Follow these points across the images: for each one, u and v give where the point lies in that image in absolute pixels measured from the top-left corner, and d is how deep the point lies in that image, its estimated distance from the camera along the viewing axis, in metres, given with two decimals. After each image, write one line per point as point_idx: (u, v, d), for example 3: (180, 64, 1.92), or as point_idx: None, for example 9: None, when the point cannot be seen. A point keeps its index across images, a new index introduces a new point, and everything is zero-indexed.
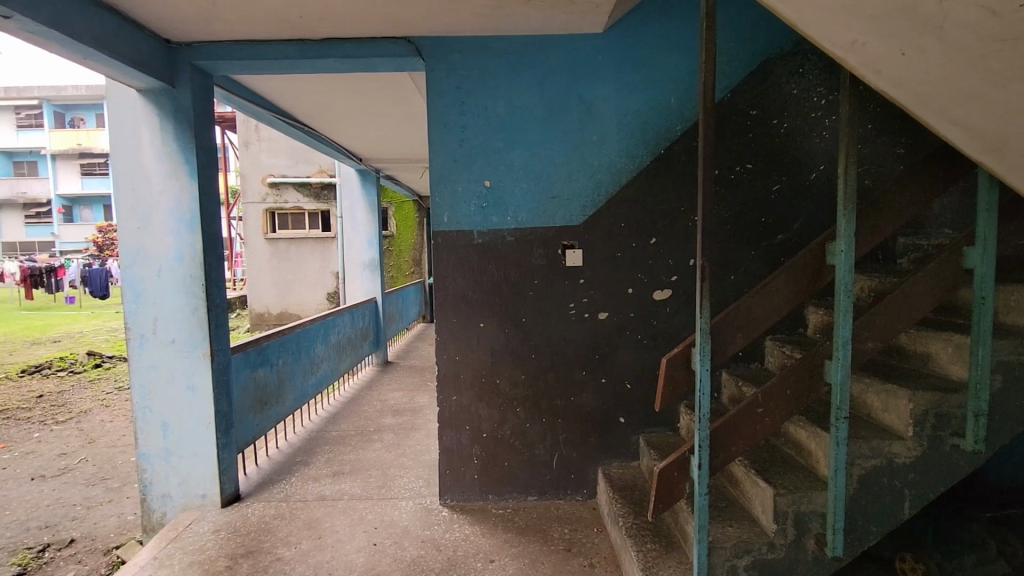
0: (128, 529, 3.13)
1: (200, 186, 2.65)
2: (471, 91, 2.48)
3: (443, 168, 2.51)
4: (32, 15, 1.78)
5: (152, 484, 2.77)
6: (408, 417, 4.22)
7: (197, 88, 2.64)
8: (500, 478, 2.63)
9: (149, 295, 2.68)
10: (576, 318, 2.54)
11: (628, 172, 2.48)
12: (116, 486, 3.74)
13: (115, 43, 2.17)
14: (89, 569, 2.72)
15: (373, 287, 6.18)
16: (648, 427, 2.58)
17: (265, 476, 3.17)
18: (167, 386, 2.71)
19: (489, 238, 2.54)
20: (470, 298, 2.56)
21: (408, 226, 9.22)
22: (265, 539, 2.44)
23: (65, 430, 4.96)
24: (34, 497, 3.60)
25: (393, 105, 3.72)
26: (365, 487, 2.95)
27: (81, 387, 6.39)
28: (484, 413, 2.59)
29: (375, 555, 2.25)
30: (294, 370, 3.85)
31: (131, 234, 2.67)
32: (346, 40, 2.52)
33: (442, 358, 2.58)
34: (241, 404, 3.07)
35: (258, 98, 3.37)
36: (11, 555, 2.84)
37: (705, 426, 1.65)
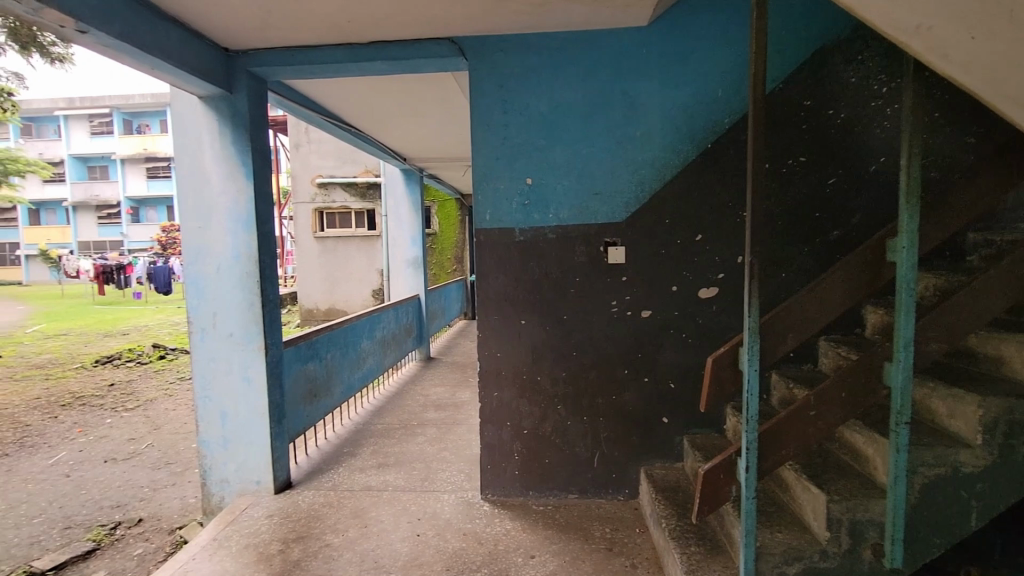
0: (190, 511, 3.33)
1: (255, 188, 2.78)
2: (513, 89, 2.49)
3: (486, 167, 2.54)
4: (106, 29, 1.92)
5: (212, 469, 2.94)
6: (450, 412, 4.29)
7: (252, 93, 2.76)
8: (540, 476, 2.64)
9: (209, 291, 2.83)
10: (619, 315, 2.52)
11: (673, 167, 2.44)
12: (180, 471, 3.98)
13: (178, 53, 2.31)
14: (155, 547, 2.91)
15: (416, 284, 6.30)
16: (692, 428, 2.53)
17: (315, 465, 3.30)
18: (226, 377, 2.86)
19: (531, 235, 2.55)
20: (511, 295, 2.58)
21: (450, 224, 9.35)
22: (315, 525, 2.54)
23: (133, 416, 5.32)
24: (108, 478, 3.88)
25: (436, 105, 3.78)
26: (408, 478, 3.03)
27: (148, 376, 6.83)
28: (525, 410, 2.61)
29: (419, 546, 2.31)
30: (341, 364, 3.98)
31: (193, 233, 2.83)
32: (391, 42, 2.59)
33: (484, 354, 2.61)
34: (293, 396, 3.21)
35: (309, 101, 3.51)
36: (88, 531, 3.08)
37: (752, 427, 1.61)
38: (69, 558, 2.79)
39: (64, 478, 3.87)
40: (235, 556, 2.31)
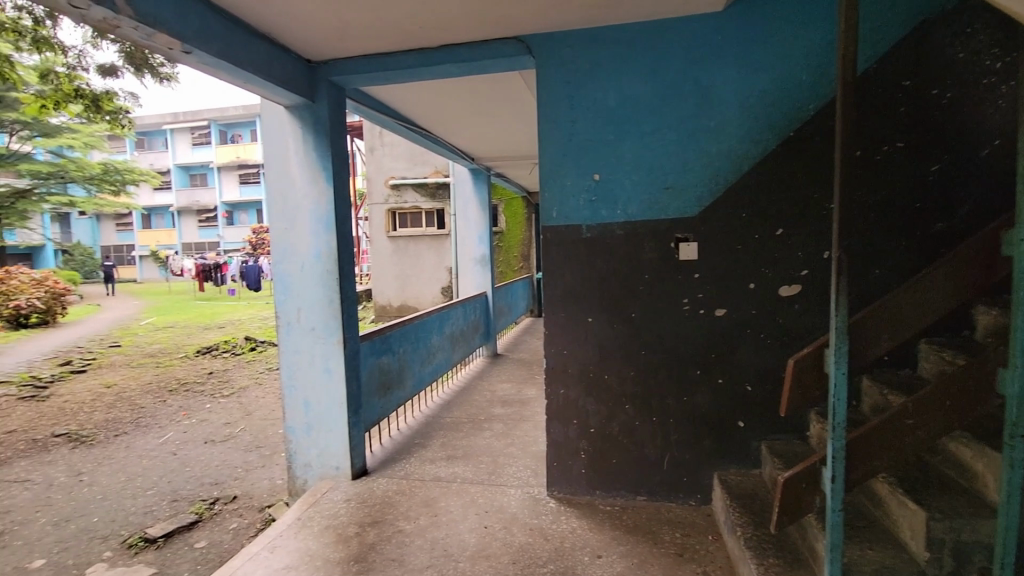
0: (277, 491, 3.59)
1: (335, 190, 2.94)
2: (580, 85, 2.48)
3: (553, 164, 2.55)
4: (206, 49, 2.10)
5: (297, 454, 3.15)
6: (517, 408, 4.33)
7: (332, 101, 2.92)
8: (607, 476, 2.61)
9: (294, 288, 3.04)
10: (690, 314, 2.43)
11: (751, 159, 2.32)
12: (268, 454, 4.31)
13: (266, 66, 2.48)
14: (248, 523, 3.17)
15: (483, 282, 6.41)
16: (770, 433, 2.39)
17: (388, 455, 3.45)
18: (309, 369, 3.06)
19: (599, 232, 2.52)
20: (577, 292, 2.57)
21: (517, 222, 9.42)
22: (388, 511, 2.66)
23: (229, 402, 5.82)
24: (208, 457, 4.28)
25: (503, 104, 3.81)
26: (475, 471, 3.10)
27: (241, 366, 7.45)
28: (591, 408, 2.59)
29: (486, 538, 2.36)
30: (413, 358, 4.13)
31: (280, 234, 3.04)
32: (461, 45, 2.65)
33: (551, 351, 2.62)
34: (368, 388, 3.37)
35: (384, 107, 3.66)
36: (191, 504, 3.41)
37: (839, 435, 1.49)
38: (176, 528, 3.10)
39: (172, 456, 4.31)
40: (317, 535, 2.47)
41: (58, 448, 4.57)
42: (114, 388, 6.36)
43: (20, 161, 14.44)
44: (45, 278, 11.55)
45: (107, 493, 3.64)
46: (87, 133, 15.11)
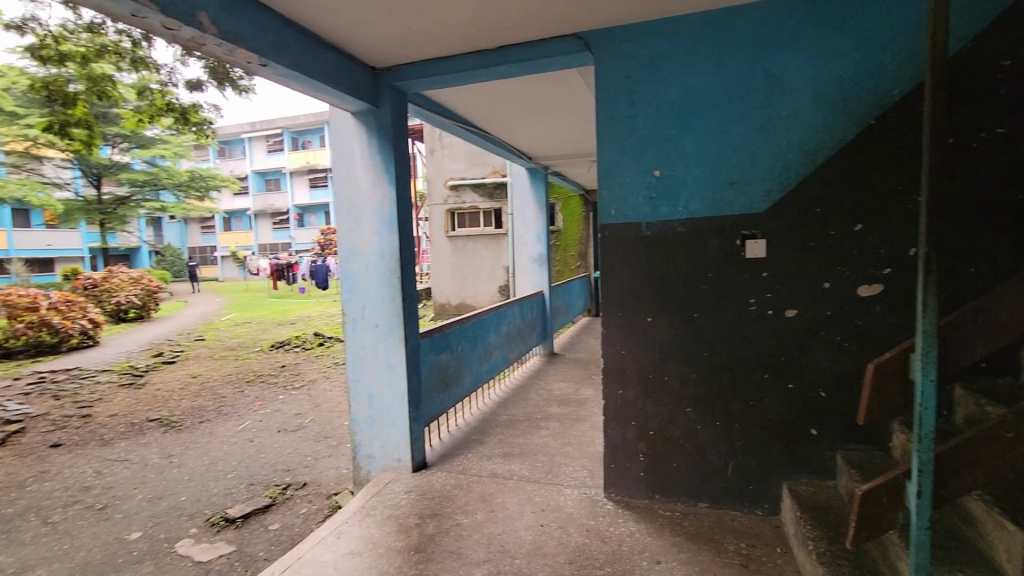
0: (343, 480, 3.77)
1: (397, 192, 3.04)
2: (640, 80, 2.43)
3: (611, 162, 2.51)
4: (281, 61, 2.24)
5: (361, 445, 3.29)
6: (574, 408, 4.31)
7: (395, 105, 3.02)
8: (667, 481, 2.54)
9: (359, 286, 3.17)
10: (757, 314, 2.32)
11: (825, 150, 2.18)
12: (335, 444, 4.53)
13: (334, 75, 2.61)
14: (317, 508, 3.35)
15: (540, 281, 6.40)
16: (846, 443, 2.24)
17: (447, 449, 3.53)
18: (373, 364, 3.19)
19: (659, 229, 2.46)
20: (636, 291, 2.52)
21: (574, 221, 9.34)
22: (447, 505, 2.72)
23: (300, 394, 6.17)
24: (282, 445, 4.55)
25: (561, 101, 3.79)
26: (532, 469, 3.11)
27: (311, 360, 7.87)
28: (651, 410, 2.53)
29: (543, 536, 2.36)
30: (471, 356, 4.20)
31: (346, 235, 3.18)
32: (518, 45, 2.66)
33: (608, 351, 2.58)
34: (428, 383, 3.47)
35: (444, 109, 3.73)
36: (267, 488, 3.65)
37: (926, 447, 1.38)
38: (253, 510, 3.32)
39: (250, 443, 4.63)
40: (380, 523, 2.57)
41: (152, 431, 5.01)
42: (199, 379, 6.90)
43: (120, 171, 15.89)
44: (141, 276, 12.60)
45: (193, 474, 3.96)
46: (176, 143, 16.81)
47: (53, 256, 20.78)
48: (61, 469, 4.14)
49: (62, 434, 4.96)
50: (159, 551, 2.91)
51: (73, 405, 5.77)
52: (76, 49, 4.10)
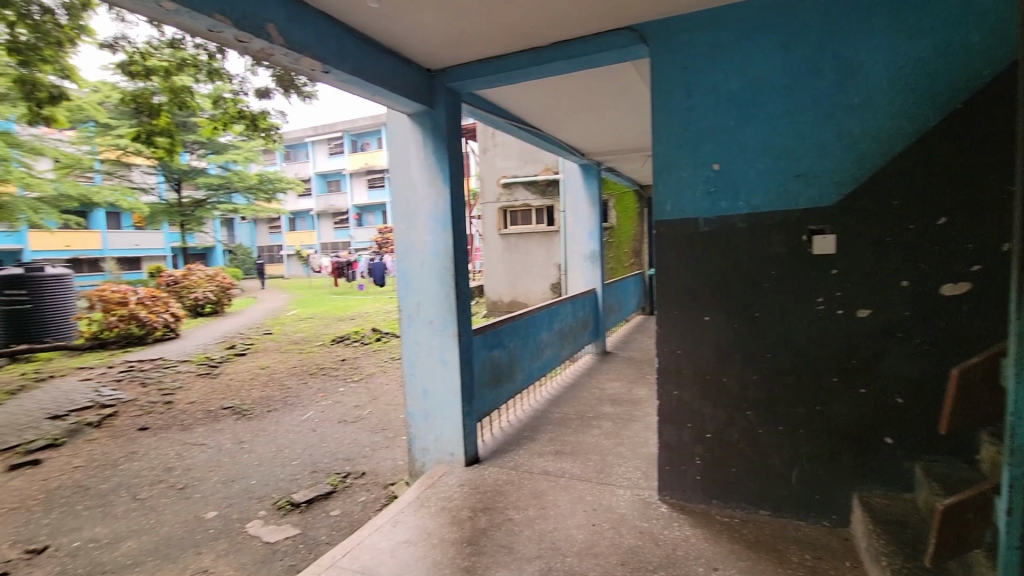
0: (399, 471, 3.89)
1: (451, 191, 3.10)
2: (698, 71, 2.35)
3: (667, 156, 2.44)
4: (342, 68, 2.33)
5: (416, 437, 3.38)
6: (627, 407, 4.24)
7: (449, 106, 3.07)
8: (725, 486, 2.45)
9: (415, 283, 3.26)
10: (824, 314, 2.20)
11: (903, 139, 2.03)
12: (392, 436, 4.68)
13: (391, 79, 2.68)
14: (374, 497, 3.48)
15: (593, 279, 6.33)
16: (925, 453, 2.08)
17: (499, 445, 3.57)
18: (427, 359, 3.27)
19: (718, 225, 2.38)
20: (692, 289, 2.44)
21: (628, 217, 9.17)
22: (498, 499, 2.75)
23: (359, 387, 6.43)
24: (342, 435, 4.76)
25: (615, 96, 3.72)
26: (584, 468, 3.09)
27: (369, 354, 8.18)
28: (708, 412, 2.45)
29: (594, 535, 2.35)
30: (523, 353, 4.22)
31: (403, 233, 3.28)
32: (571, 41, 2.65)
33: (663, 350, 2.52)
34: (481, 379, 3.52)
35: (497, 107, 3.76)
36: (328, 476, 3.82)
37: (1019, 461, 1.26)
38: (316, 496, 3.49)
39: (313, 432, 4.87)
40: (434, 514, 2.64)
41: (226, 418, 5.37)
42: (267, 370, 7.33)
43: (198, 176, 17.18)
44: (216, 273, 13.47)
45: (262, 460, 4.22)
46: (247, 148, 17.92)
47: (140, 255, 22.66)
48: (148, 451, 4.52)
49: (148, 418, 5.41)
50: (233, 530, 3.12)
51: (158, 392, 6.29)
52: (160, 64, 4.51)
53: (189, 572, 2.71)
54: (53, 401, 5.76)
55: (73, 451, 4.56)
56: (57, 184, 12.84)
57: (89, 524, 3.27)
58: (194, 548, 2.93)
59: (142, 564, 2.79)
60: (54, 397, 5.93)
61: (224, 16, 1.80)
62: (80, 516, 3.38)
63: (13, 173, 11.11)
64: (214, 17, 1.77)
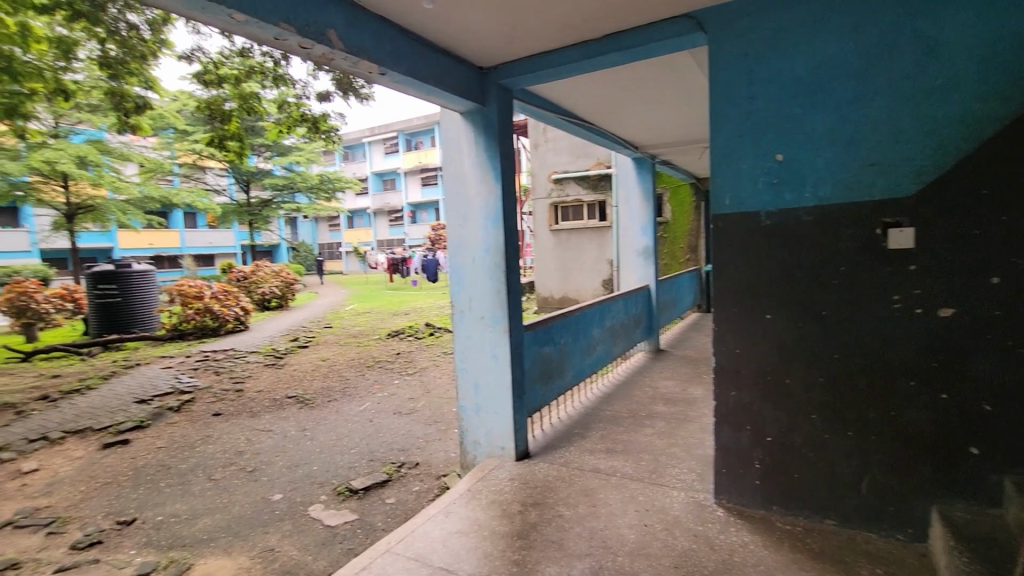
0: (451, 463, 3.97)
1: (503, 188, 3.11)
2: (761, 57, 2.24)
3: (726, 147, 2.35)
4: (397, 69, 2.39)
5: (468, 431, 3.44)
6: (681, 407, 4.12)
7: (501, 103, 3.09)
8: (787, 493, 2.34)
9: (467, 279, 3.30)
10: (900, 313, 2.05)
11: (994, 122, 1.85)
12: (444, 429, 4.78)
13: (445, 78, 2.73)
14: (427, 487, 3.57)
15: (646, 275, 6.19)
16: (1016, 466, 1.91)
17: (549, 441, 3.57)
18: (479, 354, 3.31)
19: (782, 219, 2.26)
20: (753, 286, 2.34)
21: (684, 211, 8.89)
22: (549, 495, 2.76)
23: (413, 380, 6.61)
24: (397, 426, 4.91)
25: (671, 86, 3.61)
26: (636, 468, 3.03)
27: (422, 348, 8.38)
28: (769, 415, 2.34)
29: (647, 536, 2.30)
30: (573, 349, 4.19)
31: (456, 231, 3.33)
32: (625, 32, 2.60)
33: (720, 350, 2.43)
34: (531, 375, 3.53)
35: (549, 103, 3.74)
36: (384, 465, 3.96)
37: None
38: (373, 483, 3.63)
39: (370, 422, 5.06)
40: (485, 507, 2.68)
41: (290, 407, 5.67)
42: (328, 362, 7.67)
43: (265, 177, 18.18)
44: (281, 270, 14.29)
45: (323, 447, 4.43)
46: (308, 150, 18.78)
47: (214, 252, 24.26)
48: (221, 435, 4.84)
49: (222, 404, 5.80)
50: (297, 512, 3.29)
51: (230, 380, 6.72)
52: (231, 72, 4.81)
53: (257, 549, 2.89)
54: (139, 387, 6.28)
55: (157, 433, 4.95)
56: (141, 187, 13.95)
57: (171, 500, 3.55)
58: (262, 528, 3.12)
59: (216, 540, 3.00)
60: (140, 383, 6.47)
61: (288, 24, 1.90)
62: (163, 493, 3.67)
63: (104, 177, 12.23)
64: (279, 25, 1.87)
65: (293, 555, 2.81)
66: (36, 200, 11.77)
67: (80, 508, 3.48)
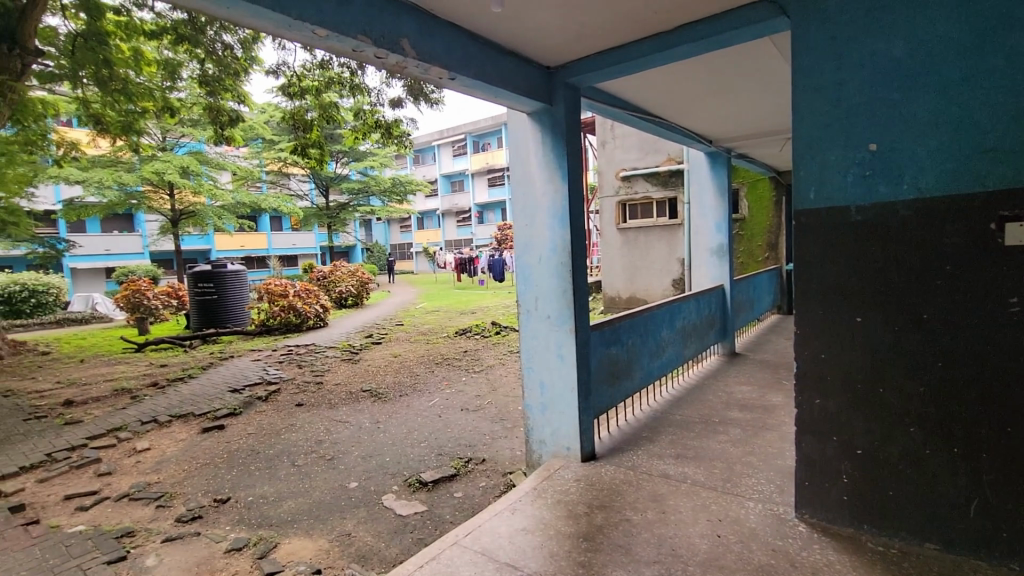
0: (517, 461, 4.00)
1: (570, 187, 3.09)
2: (851, 38, 2.08)
3: (811, 138, 2.21)
4: (466, 73, 2.44)
5: (533, 430, 3.45)
6: (759, 414, 3.91)
7: (568, 102, 3.06)
8: (879, 511, 2.16)
9: (533, 279, 3.32)
10: (1018, 317, 1.83)
11: None
12: (510, 427, 4.83)
13: (512, 79, 2.76)
14: (494, 483, 3.63)
15: (720, 274, 5.92)
16: None
17: (616, 443, 3.51)
18: (545, 353, 3.32)
19: (876, 213, 2.08)
20: (840, 287, 2.17)
21: (763, 207, 8.43)
22: (616, 498, 2.71)
23: (480, 377, 6.74)
24: (464, 422, 5.03)
25: (749, 76, 3.44)
26: (709, 476, 2.91)
27: (489, 347, 8.51)
28: (859, 426, 2.17)
29: (719, 547, 2.21)
30: (642, 350, 4.10)
31: (522, 231, 3.35)
32: (699, 21, 2.51)
33: (803, 355, 2.29)
34: (598, 375, 3.48)
35: (617, 99, 3.67)
36: (452, 460, 4.06)
37: None
38: (442, 477, 3.73)
39: (439, 417, 5.21)
40: (551, 506, 2.68)
41: (365, 400, 5.95)
42: (399, 358, 7.99)
43: (342, 182, 19.26)
44: (357, 270, 15.05)
45: (395, 440, 4.62)
46: (382, 155, 19.66)
47: (297, 253, 25.98)
48: (303, 424, 5.18)
49: (304, 395, 6.20)
50: (371, 500, 3.46)
51: (311, 373, 7.17)
52: (312, 83, 5.14)
53: (335, 533, 3.06)
54: (232, 377, 6.85)
55: (247, 420, 5.38)
56: (235, 193, 15.20)
57: (259, 482, 3.85)
58: (340, 513, 3.30)
59: (299, 522, 3.21)
60: (233, 373, 7.05)
61: (366, 36, 1.98)
62: (253, 475, 3.98)
63: (203, 185, 13.44)
64: (358, 38, 1.96)
65: (368, 541, 2.95)
66: (148, 207, 13.21)
67: (184, 485, 3.85)
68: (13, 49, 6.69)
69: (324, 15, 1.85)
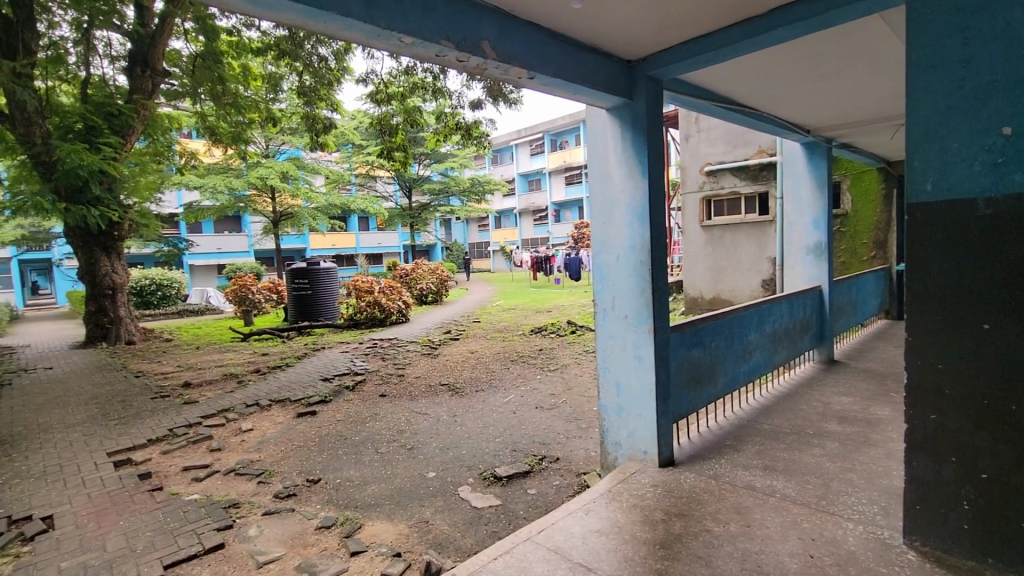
0: (592, 462, 3.95)
1: (650, 183, 2.99)
2: (981, 9, 1.83)
3: (930, 122, 1.98)
4: (545, 71, 2.43)
5: (609, 431, 3.39)
6: (861, 428, 3.57)
7: (650, 95, 2.96)
8: (1009, 544, 1.89)
9: (611, 277, 3.25)
10: None
11: None
12: (585, 427, 4.77)
13: (592, 75, 2.71)
14: (568, 483, 3.61)
15: (817, 275, 5.48)
16: None
17: (697, 450, 3.36)
18: (621, 353, 3.24)
19: (1008, 206, 1.83)
20: (963, 290, 1.93)
21: (869, 201, 7.68)
22: (695, 508, 2.60)
23: (555, 376, 6.72)
24: (539, 420, 5.04)
25: (855, 58, 3.15)
26: (800, 491, 2.71)
27: (564, 346, 8.47)
28: (985, 447, 1.91)
29: (812, 568, 2.05)
30: (726, 354, 3.88)
31: (600, 229, 3.29)
32: (796, 3, 2.35)
33: (917, 365, 2.05)
34: (678, 379, 3.35)
35: (704, 91, 3.50)
36: (527, 457, 4.08)
37: None
38: (516, 473, 3.77)
39: (514, 414, 5.26)
40: (626, 510, 2.62)
41: (443, 394, 6.14)
42: (476, 354, 8.16)
43: (425, 183, 20.00)
44: (437, 268, 15.59)
45: (472, 434, 4.72)
46: (462, 156, 20.22)
47: (382, 251, 27.38)
48: (386, 414, 5.44)
49: (387, 387, 6.51)
50: (448, 491, 3.57)
51: (393, 366, 7.52)
52: (397, 89, 5.38)
53: (413, 519, 3.19)
54: (324, 367, 7.35)
55: (336, 407, 5.75)
56: (328, 195, 16.29)
57: (346, 466, 4.09)
58: (419, 501, 3.44)
59: (381, 506, 3.38)
60: (324, 364, 7.57)
61: (448, 40, 2.04)
62: (340, 460, 4.24)
63: (300, 189, 14.50)
64: (441, 42, 2.03)
65: (444, 529, 3.05)
66: (254, 209, 14.61)
67: (281, 464, 4.19)
68: (144, 70, 8.04)
69: (409, 22, 1.93)
